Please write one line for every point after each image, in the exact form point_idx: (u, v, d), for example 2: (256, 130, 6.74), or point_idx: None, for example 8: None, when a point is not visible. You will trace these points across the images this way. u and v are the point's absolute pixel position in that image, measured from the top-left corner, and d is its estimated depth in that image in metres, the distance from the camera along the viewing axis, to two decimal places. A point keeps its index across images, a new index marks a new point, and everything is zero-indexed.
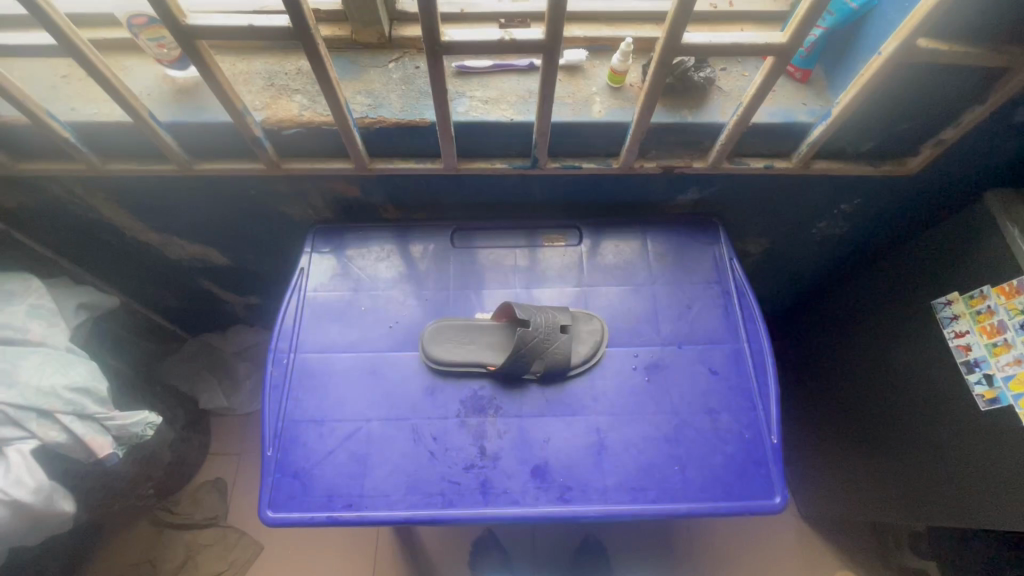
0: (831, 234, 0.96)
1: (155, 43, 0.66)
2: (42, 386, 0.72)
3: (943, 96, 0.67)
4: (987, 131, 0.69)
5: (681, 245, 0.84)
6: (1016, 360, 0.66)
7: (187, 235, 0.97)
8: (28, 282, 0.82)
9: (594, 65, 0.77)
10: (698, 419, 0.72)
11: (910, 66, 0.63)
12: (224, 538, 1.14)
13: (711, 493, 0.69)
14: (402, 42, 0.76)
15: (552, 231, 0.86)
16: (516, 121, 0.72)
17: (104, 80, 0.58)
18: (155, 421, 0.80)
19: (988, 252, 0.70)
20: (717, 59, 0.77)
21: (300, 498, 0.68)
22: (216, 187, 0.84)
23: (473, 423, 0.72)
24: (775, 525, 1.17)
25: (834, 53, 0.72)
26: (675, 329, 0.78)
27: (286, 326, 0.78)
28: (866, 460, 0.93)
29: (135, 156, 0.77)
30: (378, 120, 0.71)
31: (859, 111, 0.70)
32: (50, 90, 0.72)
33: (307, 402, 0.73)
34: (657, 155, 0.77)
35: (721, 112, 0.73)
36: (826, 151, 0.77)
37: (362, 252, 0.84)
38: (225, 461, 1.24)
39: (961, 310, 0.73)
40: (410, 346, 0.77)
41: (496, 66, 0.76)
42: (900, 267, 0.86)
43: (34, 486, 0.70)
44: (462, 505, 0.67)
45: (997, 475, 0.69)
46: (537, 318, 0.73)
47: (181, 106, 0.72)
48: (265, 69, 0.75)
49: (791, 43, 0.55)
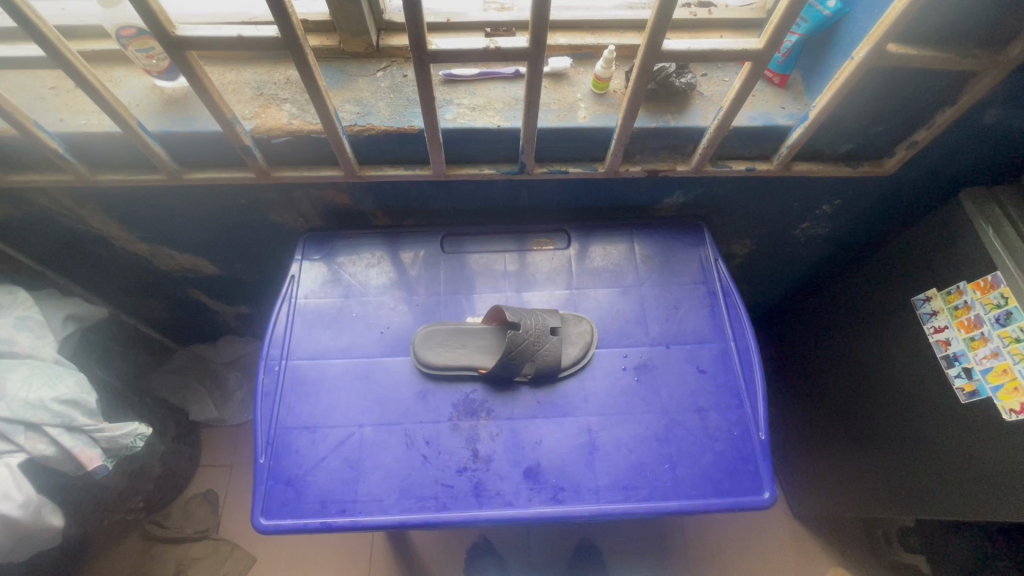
0: (813, 234, 0.98)
1: (144, 53, 0.67)
2: (30, 398, 0.71)
3: (916, 99, 0.69)
4: (959, 131, 0.71)
5: (668, 247, 0.86)
6: (994, 354, 0.68)
7: (176, 245, 0.97)
8: (15, 294, 0.81)
9: (579, 72, 0.79)
10: (686, 417, 0.73)
11: (883, 70, 0.66)
12: (215, 551, 1.12)
13: (702, 490, 0.69)
14: (390, 51, 0.78)
15: (540, 235, 0.87)
16: (503, 128, 0.73)
17: (94, 91, 0.59)
18: (145, 432, 0.80)
19: (965, 249, 0.72)
20: (698, 65, 0.79)
21: (292, 504, 0.68)
22: (205, 197, 0.85)
23: (466, 426, 0.72)
24: (767, 525, 1.18)
25: (810, 58, 0.74)
26: (663, 330, 0.79)
27: (278, 333, 0.78)
28: (852, 456, 0.94)
29: (124, 166, 0.77)
30: (367, 128, 0.72)
31: (835, 115, 0.73)
32: (38, 102, 0.72)
33: (299, 409, 0.73)
34: (642, 159, 0.79)
35: (703, 116, 0.74)
36: (805, 152, 0.80)
37: (353, 259, 0.85)
38: (216, 473, 1.23)
39: (939, 305, 0.75)
40: (402, 350, 0.77)
41: (482, 74, 0.77)
42: (880, 266, 0.88)
43: (22, 500, 0.70)
44: (456, 508, 0.68)
45: (976, 467, 0.71)
46: (527, 320, 0.74)
47: (169, 116, 0.72)
48: (254, 79, 0.76)
49: (768, 49, 0.57)
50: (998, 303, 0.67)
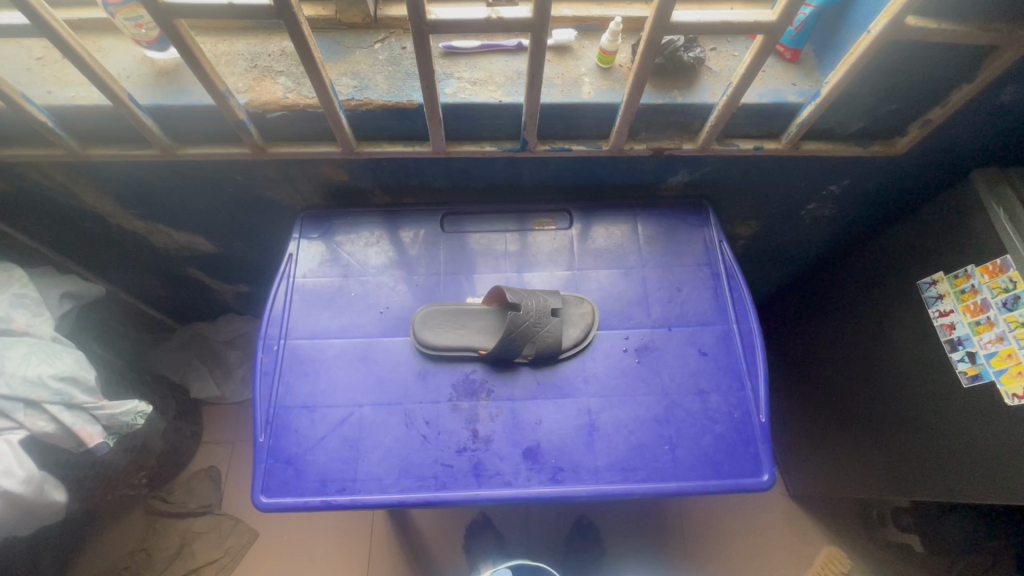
0: (819, 216, 0.97)
1: (133, 22, 0.65)
2: (28, 375, 0.71)
3: (932, 76, 0.67)
4: (976, 111, 0.69)
5: (671, 228, 0.84)
6: (999, 338, 0.67)
7: (173, 223, 0.96)
8: (10, 271, 0.80)
9: (583, 45, 0.76)
10: (687, 399, 0.73)
11: (901, 45, 0.63)
12: (219, 525, 1.14)
13: (701, 472, 0.70)
14: (388, 22, 0.75)
15: (542, 215, 0.86)
16: (504, 103, 0.71)
17: (81, 62, 0.57)
18: (145, 410, 0.80)
19: (976, 232, 0.71)
20: (707, 39, 0.77)
21: (293, 483, 0.69)
22: (199, 173, 0.83)
23: (465, 407, 0.72)
24: (765, 505, 1.19)
25: (823, 31, 0.72)
26: (665, 312, 0.78)
27: (276, 312, 0.78)
28: (851, 439, 0.95)
29: (116, 141, 0.76)
30: (364, 102, 0.70)
31: (847, 93, 0.71)
32: (24, 74, 0.70)
33: (298, 388, 0.73)
34: (648, 137, 0.77)
35: (711, 92, 0.72)
36: (815, 131, 0.78)
37: (351, 237, 0.83)
38: (218, 449, 1.24)
39: (946, 289, 0.74)
40: (401, 331, 0.77)
41: (484, 47, 0.75)
42: (886, 249, 0.87)
43: (24, 476, 0.70)
44: (456, 488, 0.68)
45: (975, 449, 0.71)
46: (527, 301, 0.73)
47: (160, 89, 0.70)
48: (248, 50, 0.73)
49: (781, 22, 0.54)
50: (1006, 287, 0.66)
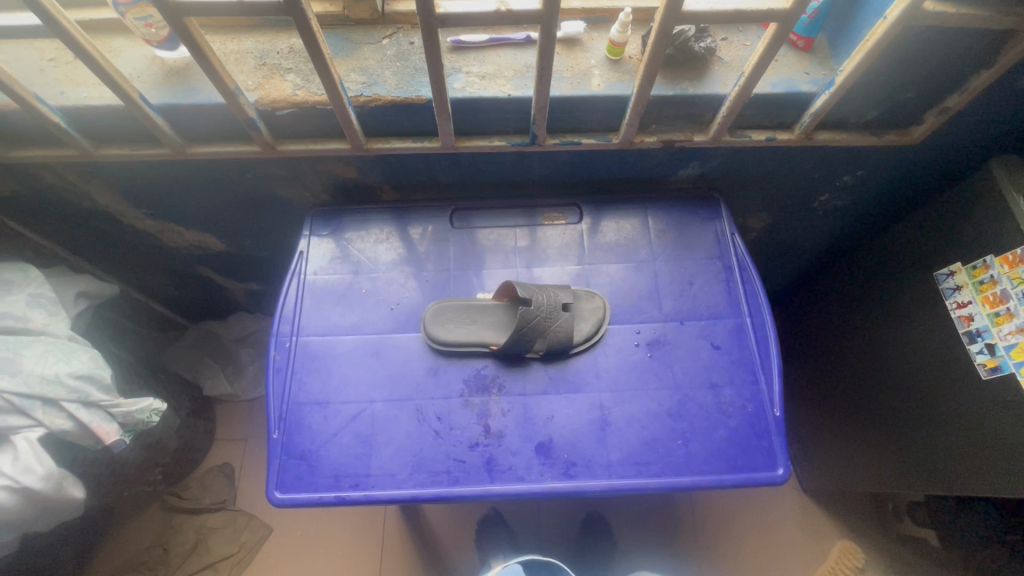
0: (832, 208, 0.96)
1: (143, 22, 0.65)
2: (46, 374, 0.72)
3: (949, 63, 0.66)
4: (995, 97, 0.68)
5: (682, 221, 0.84)
6: (1019, 329, 0.66)
7: (184, 222, 0.97)
8: (26, 272, 0.81)
9: (592, 37, 0.75)
10: (699, 393, 0.72)
11: (918, 31, 0.62)
12: (233, 521, 1.15)
13: (714, 466, 0.69)
14: (395, 17, 0.75)
15: (551, 210, 0.85)
16: (513, 97, 0.71)
17: (94, 63, 0.57)
18: (160, 408, 0.81)
19: (995, 221, 0.69)
20: (718, 29, 0.75)
21: (307, 478, 0.69)
22: (209, 172, 0.83)
23: (477, 402, 0.72)
24: (778, 500, 1.18)
25: (837, 18, 0.70)
26: (677, 305, 0.78)
27: (287, 309, 0.78)
28: (865, 432, 0.94)
29: (128, 141, 0.76)
30: (373, 98, 0.70)
31: (862, 81, 0.69)
32: (37, 75, 0.70)
33: (310, 384, 0.73)
34: (658, 129, 0.76)
35: (722, 83, 0.71)
36: (828, 121, 0.76)
37: (360, 235, 0.83)
38: (232, 446, 1.25)
39: (964, 280, 0.73)
40: (412, 327, 0.77)
41: (492, 40, 0.74)
42: (901, 239, 0.85)
43: (43, 473, 0.71)
44: (468, 482, 0.68)
45: (994, 442, 0.70)
46: (538, 296, 0.73)
47: (170, 88, 0.70)
48: (256, 48, 0.74)
49: (795, 9, 0.53)
50: None
